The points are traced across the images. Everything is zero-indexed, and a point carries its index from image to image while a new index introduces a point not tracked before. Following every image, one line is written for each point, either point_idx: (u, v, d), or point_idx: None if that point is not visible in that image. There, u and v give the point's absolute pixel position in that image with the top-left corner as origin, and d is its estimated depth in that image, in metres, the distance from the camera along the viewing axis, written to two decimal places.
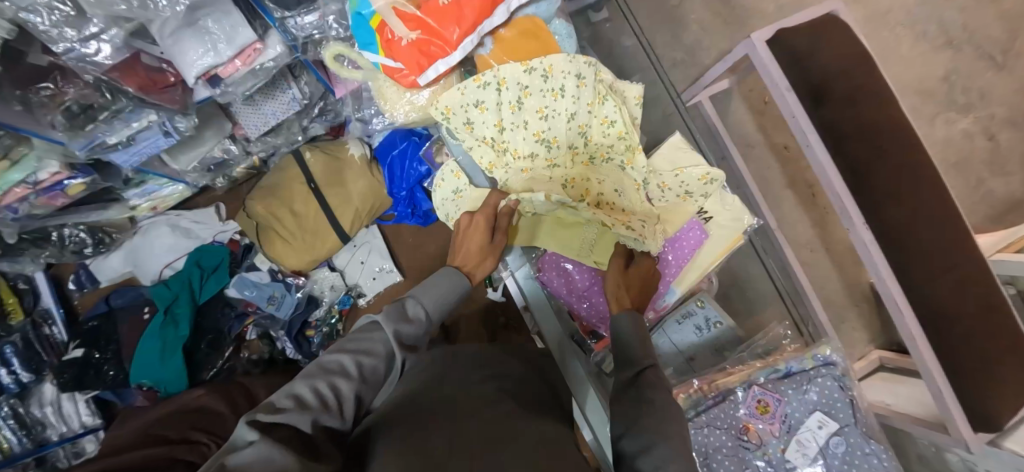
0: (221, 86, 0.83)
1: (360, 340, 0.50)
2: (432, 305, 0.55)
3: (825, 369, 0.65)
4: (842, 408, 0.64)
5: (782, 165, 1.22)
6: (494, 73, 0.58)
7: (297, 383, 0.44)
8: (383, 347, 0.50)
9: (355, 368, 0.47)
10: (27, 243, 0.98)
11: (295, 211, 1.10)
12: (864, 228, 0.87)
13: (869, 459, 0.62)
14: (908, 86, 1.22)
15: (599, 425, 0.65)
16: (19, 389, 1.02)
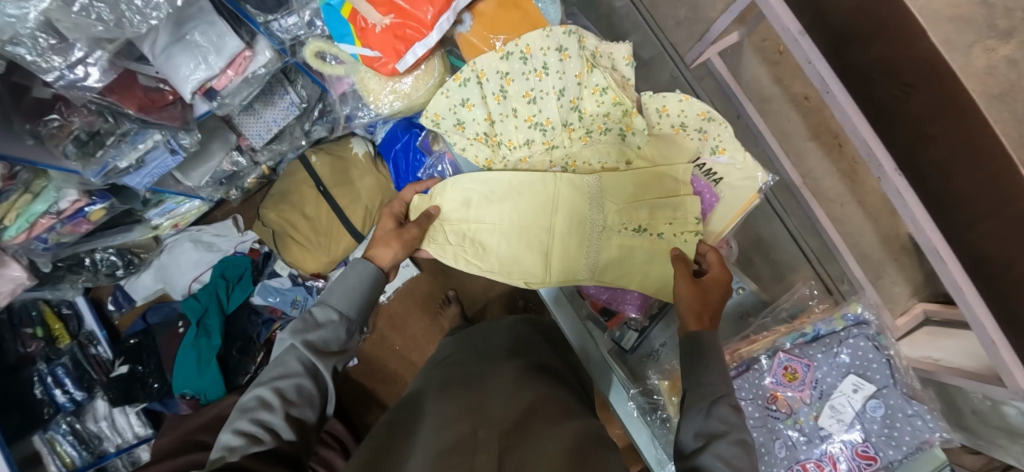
0: (217, 98, 0.84)
1: (276, 369, 0.49)
2: (341, 303, 0.54)
3: (856, 328, 0.62)
4: (879, 369, 0.60)
5: (804, 116, 1.14)
6: (472, 67, 0.57)
7: (224, 436, 0.44)
8: (298, 363, 0.50)
9: (274, 397, 0.47)
10: (63, 270, 1.03)
11: (308, 215, 1.11)
12: (896, 173, 0.76)
13: (913, 422, 0.59)
14: (940, 13, 1.06)
15: (619, 402, 0.66)
16: (74, 407, 1.08)
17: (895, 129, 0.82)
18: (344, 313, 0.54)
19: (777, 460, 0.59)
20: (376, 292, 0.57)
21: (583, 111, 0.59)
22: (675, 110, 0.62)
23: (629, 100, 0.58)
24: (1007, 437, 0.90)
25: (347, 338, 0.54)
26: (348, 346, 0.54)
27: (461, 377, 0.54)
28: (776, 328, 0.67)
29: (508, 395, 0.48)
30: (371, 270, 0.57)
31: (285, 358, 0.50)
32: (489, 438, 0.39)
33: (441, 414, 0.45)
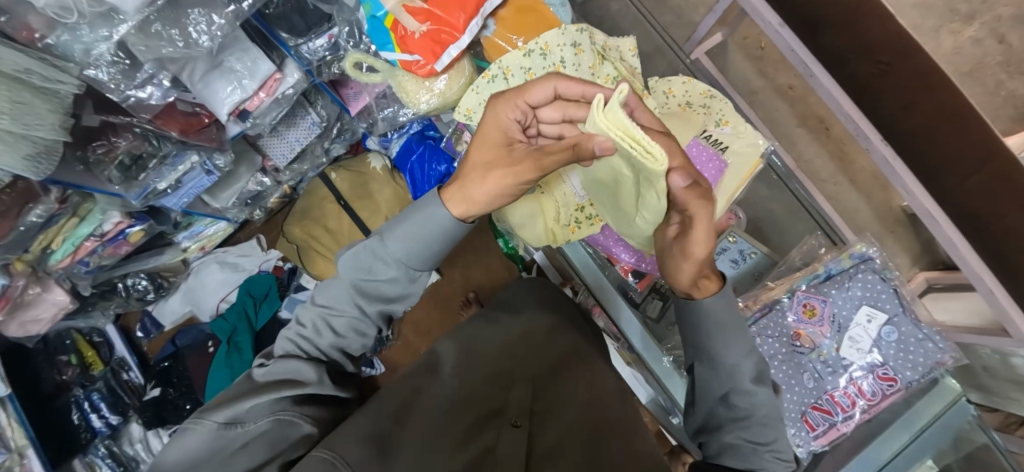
0: (250, 119, 0.89)
1: (330, 299, 0.47)
2: (409, 254, 0.46)
3: (863, 264, 0.75)
4: (888, 299, 0.73)
5: (790, 104, 1.22)
6: (498, 66, 0.64)
7: (281, 338, 0.47)
8: (353, 306, 0.47)
9: (324, 326, 0.47)
10: (97, 296, 1.07)
11: (330, 228, 1.16)
12: (882, 143, 0.83)
13: (924, 344, 0.72)
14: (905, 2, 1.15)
15: (654, 358, 0.74)
16: (110, 431, 1.10)
17: (876, 106, 0.90)
18: (411, 266, 0.46)
19: (807, 389, 0.73)
20: (450, 240, 0.48)
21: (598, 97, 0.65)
22: (679, 92, 0.71)
23: (640, 84, 0.66)
24: (1017, 388, 0.95)
25: (408, 286, 0.48)
26: (413, 291, 0.49)
27: (483, 325, 0.65)
28: (791, 275, 0.79)
29: (526, 346, 0.60)
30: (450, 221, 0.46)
31: (339, 291, 0.47)
32: (521, 382, 0.52)
33: (470, 352, 0.57)
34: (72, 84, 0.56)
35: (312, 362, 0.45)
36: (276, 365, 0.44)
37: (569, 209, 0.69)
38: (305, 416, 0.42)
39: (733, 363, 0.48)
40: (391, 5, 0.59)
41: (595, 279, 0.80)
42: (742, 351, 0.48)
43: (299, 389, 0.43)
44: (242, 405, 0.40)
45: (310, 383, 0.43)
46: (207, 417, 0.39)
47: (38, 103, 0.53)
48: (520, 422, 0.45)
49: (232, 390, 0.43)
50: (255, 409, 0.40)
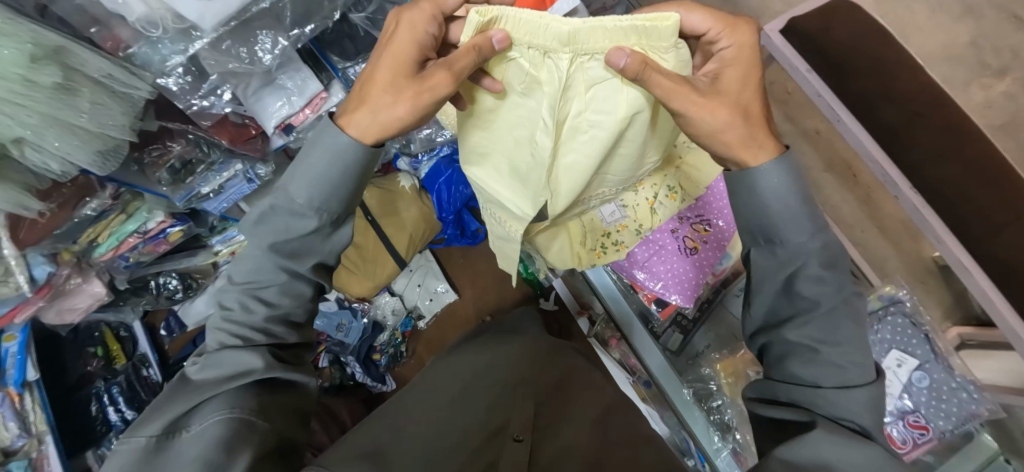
0: (293, 133, 0.93)
1: (253, 274, 0.51)
2: (312, 190, 0.47)
3: (893, 307, 0.78)
4: (918, 344, 0.77)
5: (817, 150, 1.22)
6: None
7: (217, 327, 0.52)
8: (278, 270, 0.50)
9: (252, 301, 0.51)
10: (129, 291, 1.11)
11: (356, 243, 1.17)
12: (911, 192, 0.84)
13: (957, 392, 0.75)
14: (936, 55, 1.18)
15: (675, 389, 0.74)
16: (125, 426, 1.10)
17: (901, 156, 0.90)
18: (315, 207, 0.48)
19: None
20: (363, 168, 0.49)
21: None
22: None
23: None
24: None
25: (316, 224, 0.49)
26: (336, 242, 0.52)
27: (503, 348, 0.65)
28: None
29: (538, 368, 0.60)
30: (347, 145, 0.47)
31: (257, 258, 0.50)
32: (525, 397, 0.52)
33: (487, 376, 0.57)
34: (145, 91, 0.61)
35: (251, 348, 0.49)
36: (213, 361, 0.49)
37: (597, 234, 0.72)
38: (247, 401, 0.46)
39: (796, 243, 0.46)
40: None
41: (618, 308, 0.81)
42: (808, 230, 0.46)
43: (238, 381, 0.47)
44: (177, 415, 0.45)
45: (255, 369, 0.48)
46: (141, 431, 0.44)
47: (114, 103, 0.59)
48: (522, 436, 0.44)
49: (177, 393, 0.48)
50: (204, 407, 0.46)
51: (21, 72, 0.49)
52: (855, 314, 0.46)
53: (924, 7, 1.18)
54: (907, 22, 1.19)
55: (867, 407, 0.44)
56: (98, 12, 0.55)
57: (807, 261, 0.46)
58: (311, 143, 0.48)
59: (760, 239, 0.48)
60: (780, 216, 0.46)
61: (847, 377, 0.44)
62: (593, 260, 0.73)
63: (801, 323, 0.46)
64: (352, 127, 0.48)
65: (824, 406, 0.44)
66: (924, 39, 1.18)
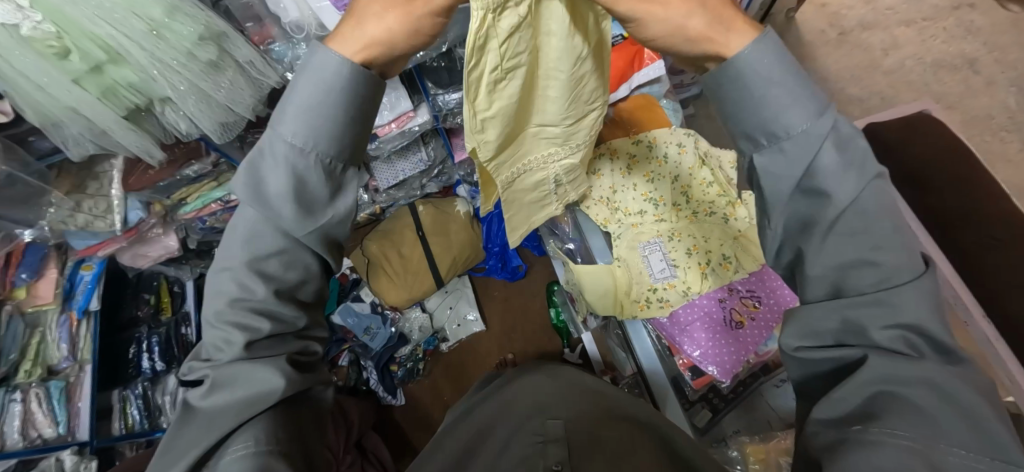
0: (376, 142, 1.03)
1: (247, 243, 0.43)
2: (302, 124, 0.40)
3: None
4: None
5: None
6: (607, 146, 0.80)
7: (220, 323, 0.43)
8: (280, 235, 0.43)
9: (252, 282, 0.42)
10: (193, 252, 1.21)
11: (403, 253, 1.26)
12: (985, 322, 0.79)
13: None
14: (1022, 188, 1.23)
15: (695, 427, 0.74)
16: (152, 375, 1.17)
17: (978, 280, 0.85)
18: (305, 145, 0.41)
19: None
20: (346, 114, 0.41)
21: (691, 195, 0.77)
22: None
23: (733, 194, 0.76)
24: None
25: (291, 169, 0.40)
26: (343, 187, 0.45)
27: (539, 381, 0.64)
28: None
29: (569, 401, 0.59)
30: (335, 71, 0.39)
31: (248, 214, 0.42)
32: (557, 431, 0.51)
33: (538, 412, 0.56)
34: (272, 80, 0.70)
35: (265, 362, 0.42)
36: (225, 378, 0.42)
37: (642, 287, 0.75)
38: (272, 433, 0.41)
39: (803, 131, 0.37)
40: None
41: (652, 370, 0.79)
42: (807, 114, 0.37)
43: (258, 407, 0.41)
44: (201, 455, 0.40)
45: (276, 389, 0.41)
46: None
47: (246, 85, 0.68)
48: (560, 463, 0.47)
49: (187, 425, 0.41)
50: (228, 436, 0.41)
51: (189, 47, 0.59)
52: (881, 192, 0.37)
53: (1017, 139, 1.26)
54: (996, 152, 1.26)
55: (930, 308, 0.34)
56: (261, 11, 0.69)
57: (821, 147, 0.37)
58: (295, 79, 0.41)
59: (757, 141, 0.39)
60: (784, 108, 0.37)
61: (891, 277, 0.35)
62: (634, 312, 0.75)
63: (827, 233, 0.37)
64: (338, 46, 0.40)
65: (875, 324, 0.35)
66: (1010, 171, 1.25)
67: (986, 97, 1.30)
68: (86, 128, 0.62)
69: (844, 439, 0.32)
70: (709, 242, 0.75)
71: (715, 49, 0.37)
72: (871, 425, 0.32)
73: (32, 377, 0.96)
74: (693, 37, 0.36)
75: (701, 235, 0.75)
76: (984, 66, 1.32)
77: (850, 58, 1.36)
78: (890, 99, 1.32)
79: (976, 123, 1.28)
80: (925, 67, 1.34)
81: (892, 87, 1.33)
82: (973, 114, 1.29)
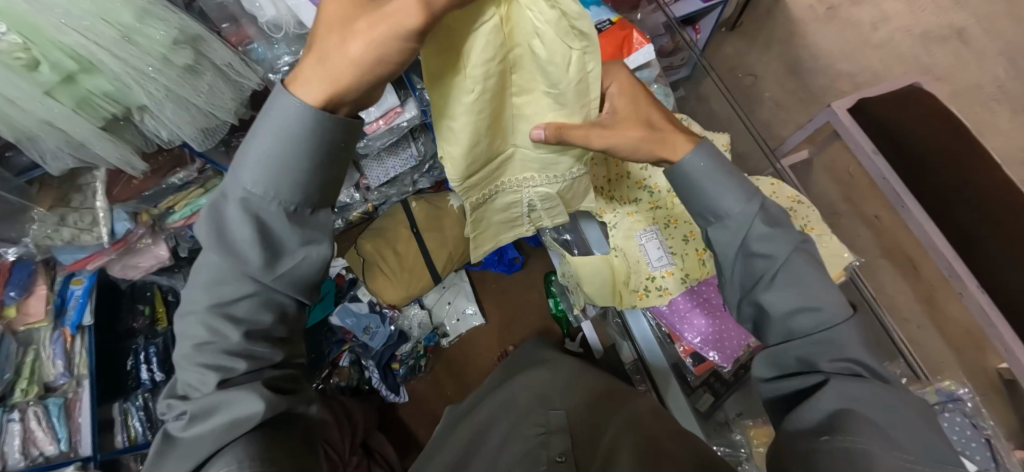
0: (364, 140, 1.02)
1: (214, 289, 0.41)
2: (268, 174, 0.38)
3: (953, 403, 0.71)
4: (976, 449, 0.68)
5: (875, 234, 1.14)
6: None
7: (188, 368, 0.41)
8: (252, 280, 0.41)
9: (221, 323, 0.41)
10: (186, 261, 1.19)
11: (398, 250, 1.25)
12: (980, 292, 0.82)
13: None
14: (1013, 158, 1.22)
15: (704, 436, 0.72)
16: (151, 385, 1.15)
17: (978, 252, 0.84)
18: (279, 197, 0.39)
19: None
20: (318, 160, 0.39)
21: None
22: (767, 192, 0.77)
23: None
24: None
25: (249, 219, 0.38)
26: (321, 231, 0.42)
27: (536, 373, 0.63)
28: None
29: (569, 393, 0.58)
30: (302, 111, 0.37)
31: (214, 262, 0.40)
32: (559, 425, 0.51)
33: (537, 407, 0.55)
34: (253, 82, 0.69)
35: (241, 388, 0.40)
36: (201, 408, 0.41)
37: (642, 276, 0.74)
38: (253, 456, 0.39)
39: (738, 213, 0.48)
40: None
41: (653, 358, 0.79)
42: (741, 201, 0.48)
43: (237, 432, 0.40)
44: None
45: (254, 415, 0.40)
46: None
47: (227, 89, 0.67)
48: (564, 455, 0.47)
49: (168, 457, 0.41)
50: (209, 464, 0.40)
51: (163, 52, 0.57)
52: (809, 252, 0.47)
53: (1007, 109, 1.26)
54: (987, 122, 1.26)
55: (859, 340, 0.43)
56: (237, 11, 0.68)
57: (751, 224, 0.47)
58: (263, 115, 0.38)
59: (708, 219, 0.50)
60: (719, 197, 0.49)
61: (829, 319, 0.44)
62: (634, 301, 0.74)
63: (768, 285, 0.46)
64: (301, 88, 0.38)
65: (824, 357, 0.44)
66: (1001, 141, 1.24)
67: (976, 68, 1.29)
68: (63, 141, 0.60)
69: (813, 449, 0.38)
70: None
71: (665, 156, 0.51)
72: (835, 434, 0.38)
73: (30, 396, 0.95)
74: (651, 154, 0.51)
75: None
76: (973, 37, 1.31)
77: (840, 33, 1.35)
78: (881, 73, 1.31)
79: (967, 93, 1.27)
80: (914, 40, 1.32)
81: (882, 61, 1.32)
82: (963, 85, 1.28)
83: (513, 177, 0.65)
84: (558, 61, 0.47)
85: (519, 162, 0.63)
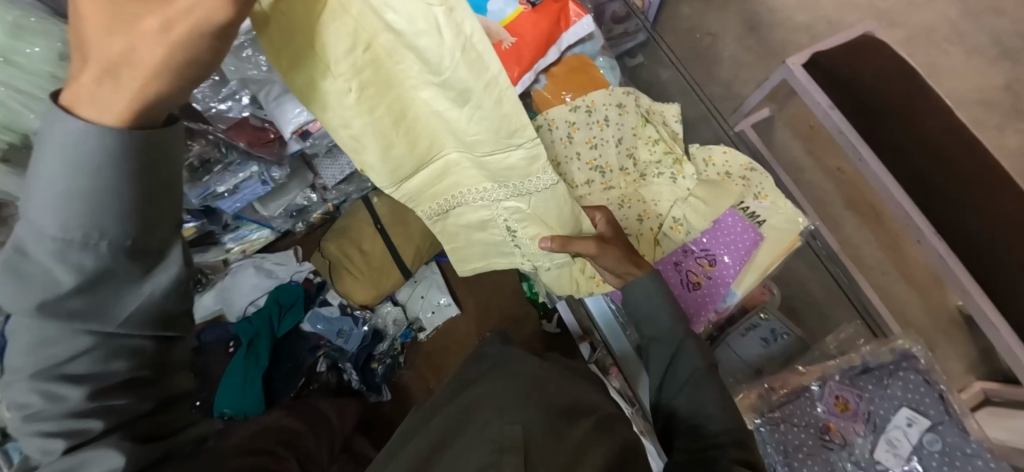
0: (310, 138, 0.93)
1: (37, 351, 0.31)
2: (60, 215, 0.25)
3: (905, 362, 0.72)
4: (931, 404, 0.69)
5: (837, 187, 1.14)
6: (546, 116, 0.72)
7: (23, 439, 0.33)
8: (85, 335, 0.31)
9: (50, 388, 0.32)
10: None
11: (364, 250, 1.21)
12: (937, 238, 0.81)
13: (974, 461, 0.66)
14: (969, 99, 1.22)
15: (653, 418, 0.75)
16: None
17: (933, 203, 0.84)
18: (87, 240, 0.26)
19: None
20: (135, 187, 0.27)
21: (638, 157, 0.74)
22: (717, 161, 0.77)
23: (678, 151, 0.75)
24: None
25: (63, 273, 0.27)
26: (163, 263, 0.31)
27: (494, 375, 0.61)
28: (823, 360, 0.78)
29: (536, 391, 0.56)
30: (90, 128, 0.25)
31: (29, 324, 0.30)
32: None
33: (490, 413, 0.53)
34: None
35: (101, 452, 0.34)
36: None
37: None
38: None
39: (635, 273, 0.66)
40: None
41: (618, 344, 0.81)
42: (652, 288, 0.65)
43: None
44: None
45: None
46: None
47: None
48: None
49: None
50: None
51: (51, 70, 0.52)
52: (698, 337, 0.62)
53: (961, 50, 1.25)
54: (943, 65, 1.25)
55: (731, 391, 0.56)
56: None
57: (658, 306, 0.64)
58: (37, 137, 0.25)
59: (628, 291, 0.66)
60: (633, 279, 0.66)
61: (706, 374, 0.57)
62: (592, 288, 0.76)
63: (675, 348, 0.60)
64: (89, 111, 0.25)
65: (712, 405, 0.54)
66: (957, 82, 1.23)
67: (930, 9, 1.27)
68: None
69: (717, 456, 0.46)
70: (657, 207, 0.73)
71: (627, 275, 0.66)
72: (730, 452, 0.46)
73: None
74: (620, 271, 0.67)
75: (650, 199, 0.73)
76: None
77: None
78: (837, 23, 1.28)
79: (922, 37, 1.26)
80: None
81: (838, 10, 1.29)
82: (919, 28, 1.26)
83: (469, 188, 0.68)
84: (427, 30, 0.41)
85: (465, 170, 0.65)
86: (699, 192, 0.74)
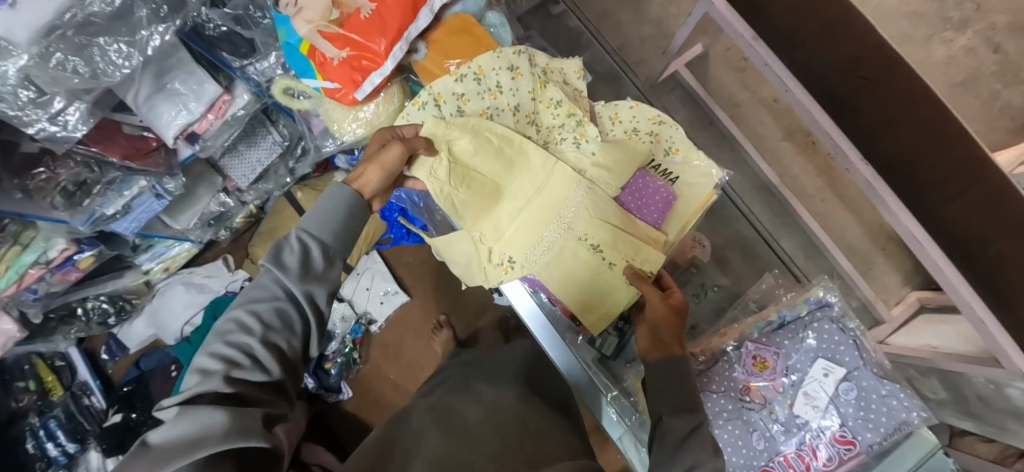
0: (199, 141, 0.82)
1: (254, 294, 0.51)
2: (323, 231, 0.53)
3: (819, 311, 0.73)
4: (845, 352, 0.70)
5: (775, 118, 1.10)
6: (430, 91, 0.66)
7: None
8: (278, 286, 0.50)
9: None
10: (55, 321, 1.04)
11: None
12: (864, 163, 0.77)
13: (888, 402, 0.67)
14: None
15: (602, 410, 0.72)
16: (67, 459, 1.06)
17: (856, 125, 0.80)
18: (320, 239, 0.52)
19: (756, 451, 0.68)
20: (355, 220, 0.55)
21: (540, 124, 0.68)
22: (625, 116, 0.70)
23: (581, 111, 0.68)
24: (1016, 421, 0.77)
25: (312, 258, 0.52)
26: (324, 280, 0.52)
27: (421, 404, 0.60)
28: (745, 319, 0.78)
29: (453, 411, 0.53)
30: (349, 194, 0.55)
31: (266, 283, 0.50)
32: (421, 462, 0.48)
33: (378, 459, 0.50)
34: None
35: None
36: None
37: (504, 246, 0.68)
38: None
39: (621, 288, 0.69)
40: (305, 31, 0.65)
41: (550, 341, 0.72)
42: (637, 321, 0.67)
43: None
44: None
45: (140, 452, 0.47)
46: None
47: None
48: None
49: None
50: None
51: None
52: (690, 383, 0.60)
53: None
54: None
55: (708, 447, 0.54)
56: None
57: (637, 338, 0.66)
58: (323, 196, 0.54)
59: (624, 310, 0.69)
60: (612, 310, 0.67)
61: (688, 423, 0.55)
62: (500, 277, 0.68)
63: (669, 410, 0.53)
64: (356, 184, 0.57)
65: None
66: None
67: None
68: None
69: None
70: None
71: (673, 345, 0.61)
72: None
73: None
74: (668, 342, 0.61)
75: None
76: None
77: None
78: None
79: None
80: None
81: None
82: None
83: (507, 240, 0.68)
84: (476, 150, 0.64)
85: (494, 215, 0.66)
86: (607, 154, 0.67)
